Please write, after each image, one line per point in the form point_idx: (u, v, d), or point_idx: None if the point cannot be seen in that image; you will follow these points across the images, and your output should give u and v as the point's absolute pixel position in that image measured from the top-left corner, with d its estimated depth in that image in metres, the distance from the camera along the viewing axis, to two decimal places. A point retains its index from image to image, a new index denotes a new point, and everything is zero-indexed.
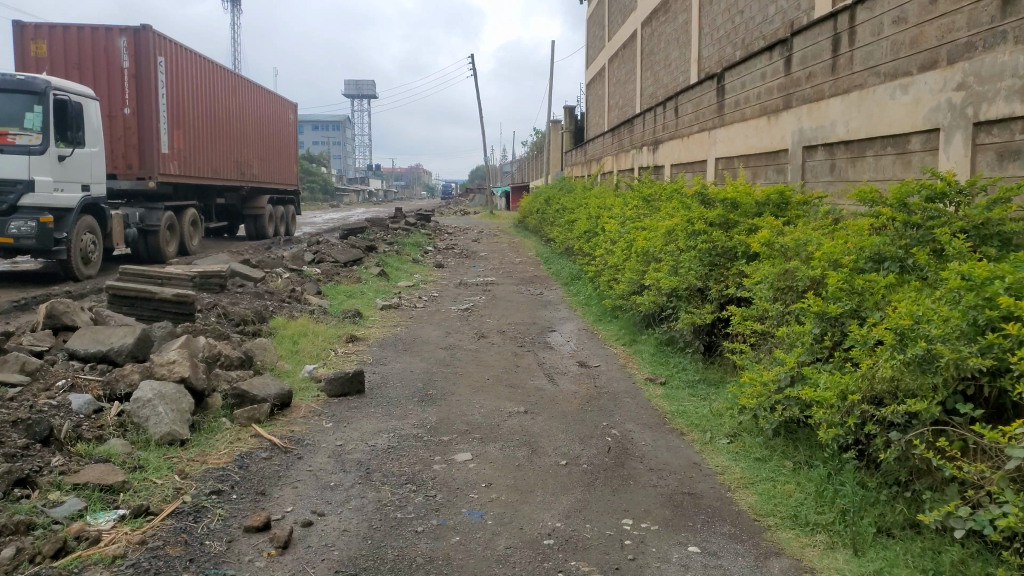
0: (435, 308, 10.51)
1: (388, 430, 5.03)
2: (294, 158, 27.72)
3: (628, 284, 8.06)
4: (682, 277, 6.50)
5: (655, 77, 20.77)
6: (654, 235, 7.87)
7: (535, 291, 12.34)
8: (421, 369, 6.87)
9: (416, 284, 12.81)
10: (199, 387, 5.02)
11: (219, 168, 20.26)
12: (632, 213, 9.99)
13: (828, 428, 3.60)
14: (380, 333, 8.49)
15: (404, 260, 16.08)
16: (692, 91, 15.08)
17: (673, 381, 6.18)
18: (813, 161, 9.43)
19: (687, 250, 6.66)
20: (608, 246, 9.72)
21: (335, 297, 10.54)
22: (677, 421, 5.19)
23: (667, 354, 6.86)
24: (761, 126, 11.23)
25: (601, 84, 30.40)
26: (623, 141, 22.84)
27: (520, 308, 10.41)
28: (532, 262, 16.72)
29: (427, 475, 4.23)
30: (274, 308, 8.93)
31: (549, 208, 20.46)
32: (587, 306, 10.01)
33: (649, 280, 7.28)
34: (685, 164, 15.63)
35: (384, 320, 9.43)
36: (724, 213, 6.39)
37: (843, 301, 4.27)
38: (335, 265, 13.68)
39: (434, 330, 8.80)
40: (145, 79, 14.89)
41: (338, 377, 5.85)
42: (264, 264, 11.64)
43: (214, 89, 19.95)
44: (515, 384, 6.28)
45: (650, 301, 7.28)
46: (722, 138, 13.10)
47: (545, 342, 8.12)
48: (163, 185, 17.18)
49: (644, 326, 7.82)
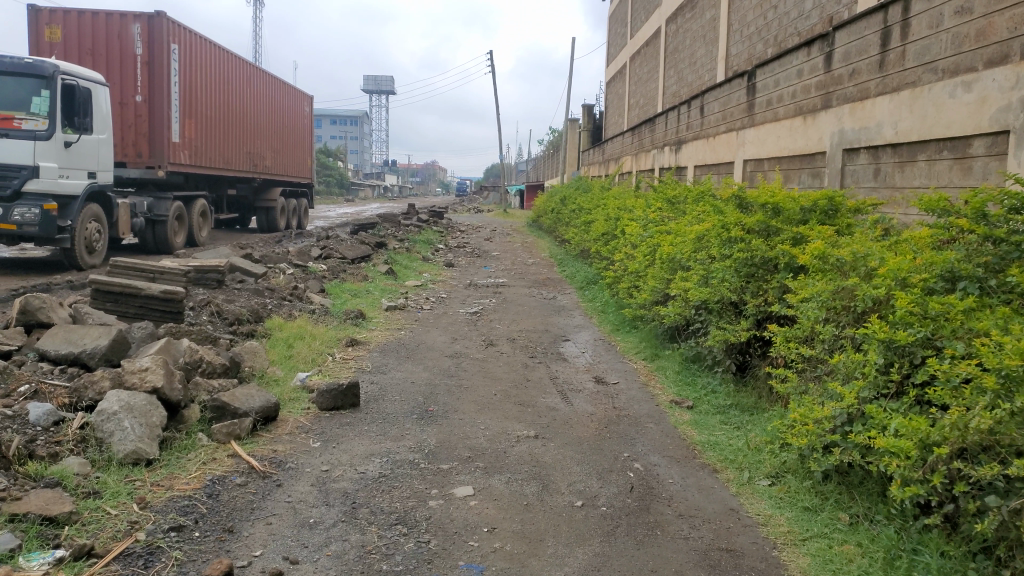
0: (443, 311, 9.94)
1: (380, 454, 4.45)
2: (309, 151, 27.26)
3: (651, 293, 7.51)
4: (716, 290, 5.98)
5: (678, 76, 20.12)
6: (681, 242, 7.31)
7: (549, 295, 11.74)
8: (425, 380, 6.30)
9: (424, 284, 12.24)
10: (174, 399, 4.38)
11: (231, 158, 19.83)
12: (656, 216, 9.44)
13: (902, 483, 3.18)
14: (383, 338, 7.92)
15: (414, 257, 15.53)
16: (719, 89, 14.42)
17: (702, 405, 5.64)
18: (854, 165, 8.84)
19: (721, 259, 6.12)
20: (629, 251, 9.14)
21: (339, 295, 9.98)
22: (708, 455, 4.65)
23: (696, 373, 6.34)
24: (796, 126, 10.59)
25: (622, 83, 29.76)
26: (643, 141, 22.19)
27: (532, 314, 9.81)
28: (546, 263, 16.12)
29: (421, 515, 3.65)
30: (273, 307, 8.38)
31: (565, 208, 19.86)
32: (603, 313, 9.43)
33: (675, 291, 6.75)
34: (709, 166, 14.99)
35: (388, 322, 8.86)
36: (765, 219, 5.79)
37: (914, 327, 3.73)
38: (342, 261, 13.15)
39: (440, 335, 8.23)
40: (159, 66, 14.42)
41: (330, 389, 5.28)
42: (266, 258, 11.10)
43: (229, 78, 19.51)
44: (526, 402, 5.69)
45: (677, 313, 6.75)
46: (751, 140, 12.48)
47: (558, 354, 7.54)
48: (174, 174, 16.75)
49: (667, 339, 7.28)
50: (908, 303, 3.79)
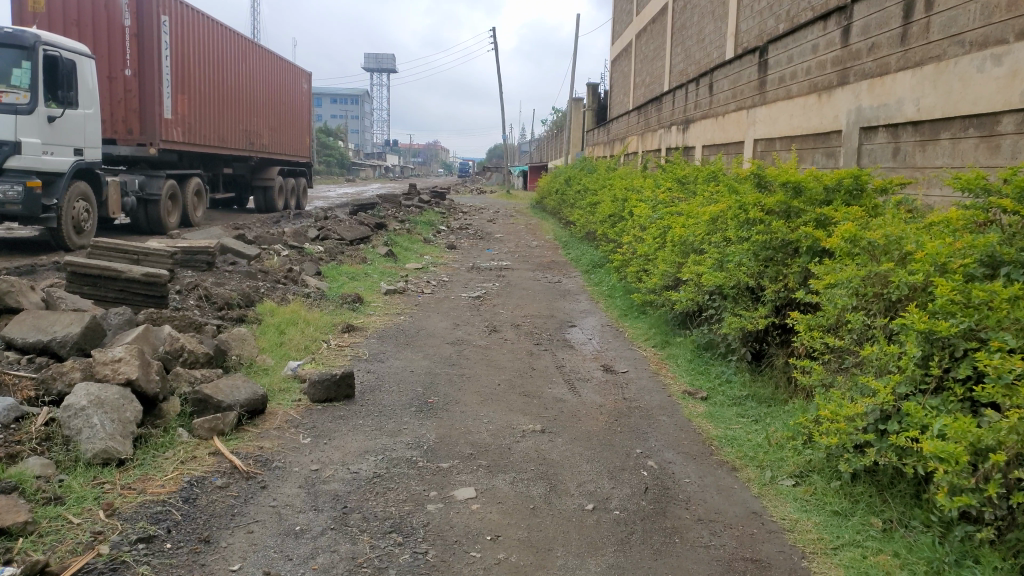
0: (444, 294, 9.62)
1: (375, 452, 4.16)
2: (308, 130, 26.81)
3: (661, 277, 7.15)
4: (732, 274, 5.63)
5: (686, 53, 19.61)
6: (693, 223, 6.94)
7: (554, 278, 11.41)
8: (425, 369, 5.99)
9: (425, 267, 11.90)
10: (150, 393, 4.14)
11: (227, 137, 19.43)
12: (665, 197, 9.07)
13: (950, 491, 2.84)
14: (381, 323, 7.61)
15: (415, 239, 15.18)
16: (729, 66, 13.96)
17: (718, 397, 5.31)
18: (871, 145, 8.45)
19: (738, 242, 5.76)
20: (638, 233, 8.77)
21: (336, 279, 9.66)
22: (726, 451, 4.31)
23: (710, 362, 6.00)
24: (810, 104, 10.17)
25: (627, 62, 29.23)
26: (649, 121, 21.72)
27: (536, 299, 9.48)
28: (550, 246, 15.77)
29: (418, 521, 3.35)
30: (266, 291, 8.06)
31: (569, 189, 19.46)
32: (610, 298, 9.08)
33: (688, 274, 6.39)
34: (718, 146, 14.56)
35: (386, 306, 8.54)
36: (785, 200, 5.41)
37: (956, 317, 3.35)
38: (341, 243, 12.81)
39: (441, 320, 7.91)
40: (149, 40, 14.21)
41: (322, 379, 4.97)
42: (261, 240, 10.76)
43: (223, 54, 19.13)
44: (531, 393, 5.38)
45: (688, 298, 6.40)
46: (762, 118, 12.07)
47: (564, 340, 7.21)
48: (167, 152, 16.39)
49: (679, 326, 6.94)
50: (949, 289, 3.39)
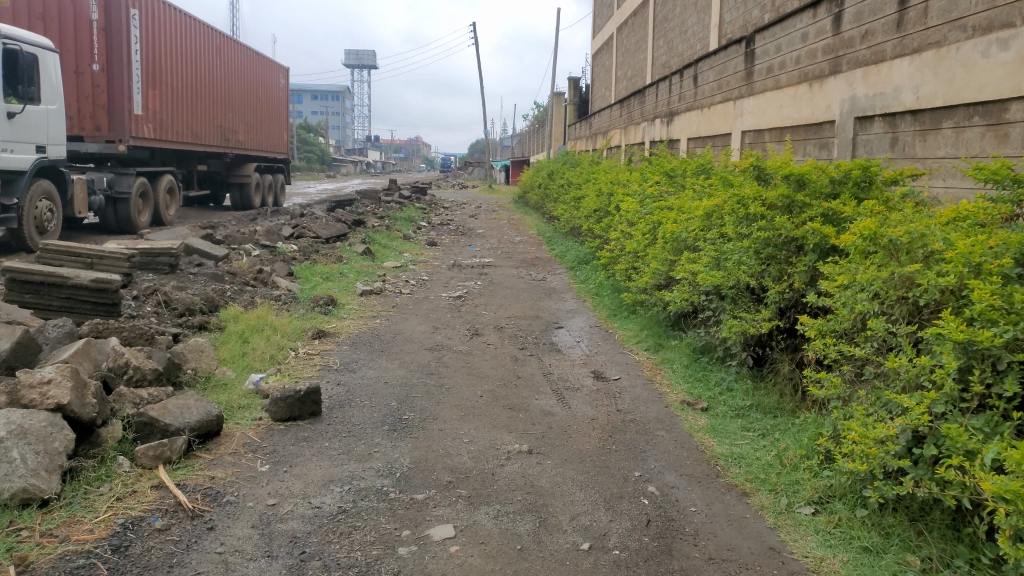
0: (424, 295, 9.13)
1: (340, 481, 3.69)
2: (286, 125, 26.13)
3: (653, 275, 6.72)
4: (731, 275, 5.21)
5: (669, 45, 19.19)
6: (686, 218, 6.51)
7: (539, 275, 10.96)
8: (400, 379, 5.52)
9: (404, 265, 11.40)
10: (85, 419, 3.62)
11: (200, 133, 18.77)
12: (653, 190, 8.64)
13: (1010, 535, 2.42)
14: (355, 328, 7.12)
15: (394, 236, 14.67)
16: (714, 57, 13.54)
17: (719, 408, 4.89)
18: (867, 135, 8.05)
19: (736, 239, 5.33)
20: (626, 229, 8.32)
21: (309, 279, 9.14)
22: (734, 473, 3.87)
23: (709, 368, 5.59)
24: (801, 94, 9.75)
25: (609, 54, 28.80)
26: (633, 113, 21.30)
27: (521, 298, 9.03)
28: (534, 241, 15.32)
29: (387, 568, 2.90)
30: (232, 295, 7.54)
31: (553, 183, 19.02)
32: (598, 297, 8.65)
33: (683, 273, 5.96)
34: (704, 138, 14.15)
35: (362, 309, 8.05)
36: (788, 193, 4.97)
37: (998, 325, 2.90)
38: (316, 241, 12.28)
39: (419, 323, 7.43)
40: (117, 34, 13.48)
41: (285, 397, 4.48)
42: (230, 239, 10.22)
43: (198, 48, 18.47)
44: (517, 406, 4.94)
45: (682, 299, 5.98)
46: (750, 109, 11.65)
47: (551, 344, 6.76)
48: (138, 148, 15.75)
49: (672, 328, 6.53)
50: (987, 293, 2.94)
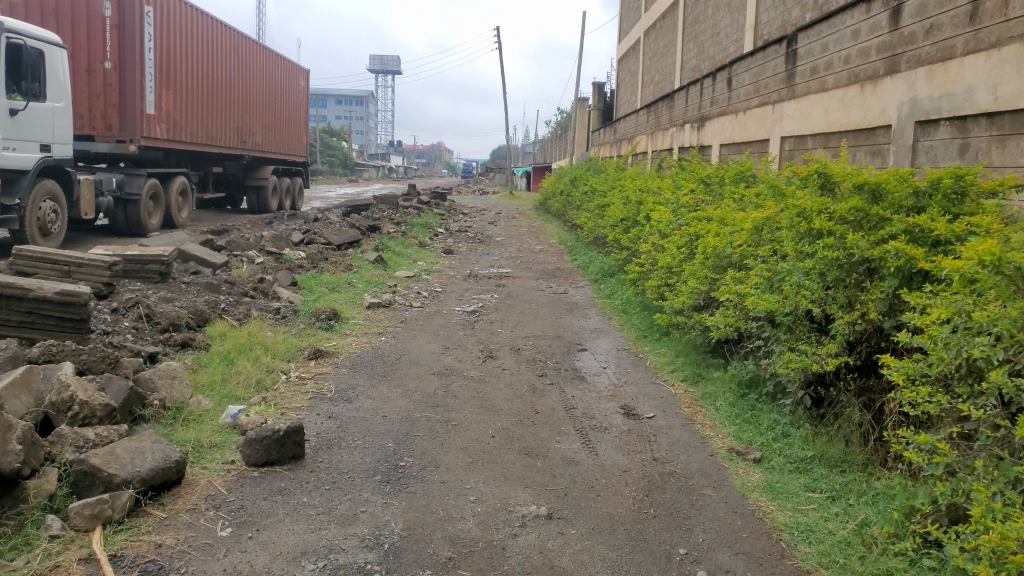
0: (435, 308, 8.43)
1: (315, 553, 3.01)
2: (305, 127, 25.65)
3: (692, 295, 6.00)
4: (792, 301, 4.51)
5: (699, 48, 18.43)
6: (730, 230, 5.78)
7: (560, 288, 10.24)
8: (402, 412, 4.81)
9: (418, 274, 10.73)
10: (6, 471, 2.92)
11: (216, 134, 18.32)
12: (689, 199, 7.92)
13: None
14: (357, 347, 6.43)
15: (409, 243, 14.01)
16: (751, 58, 12.76)
17: (777, 459, 4.22)
18: (931, 140, 7.28)
19: (797, 258, 4.61)
20: (658, 241, 7.60)
21: (313, 290, 8.50)
22: (803, 553, 3.23)
23: (759, 406, 4.91)
24: (851, 96, 8.97)
25: (635, 58, 28.07)
26: (660, 119, 20.53)
27: (540, 315, 8.30)
28: (555, 250, 14.60)
29: None
30: (227, 307, 6.90)
31: (576, 189, 18.30)
32: (626, 314, 7.94)
33: (731, 295, 5.25)
34: (738, 144, 13.36)
35: (367, 324, 7.37)
36: (862, 205, 4.25)
37: None
38: (327, 247, 11.66)
39: (428, 342, 6.74)
40: (130, 28, 13.16)
41: (260, 438, 3.79)
42: (232, 245, 9.62)
43: (214, 47, 17.99)
44: (534, 452, 4.21)
45: (725, 323, 5.29)
46: (791, 113, 10.87)
47: (574, 370, 6.01)
48: (150, 149, 15.34)
49: (711, 355, 5.84)
50: None
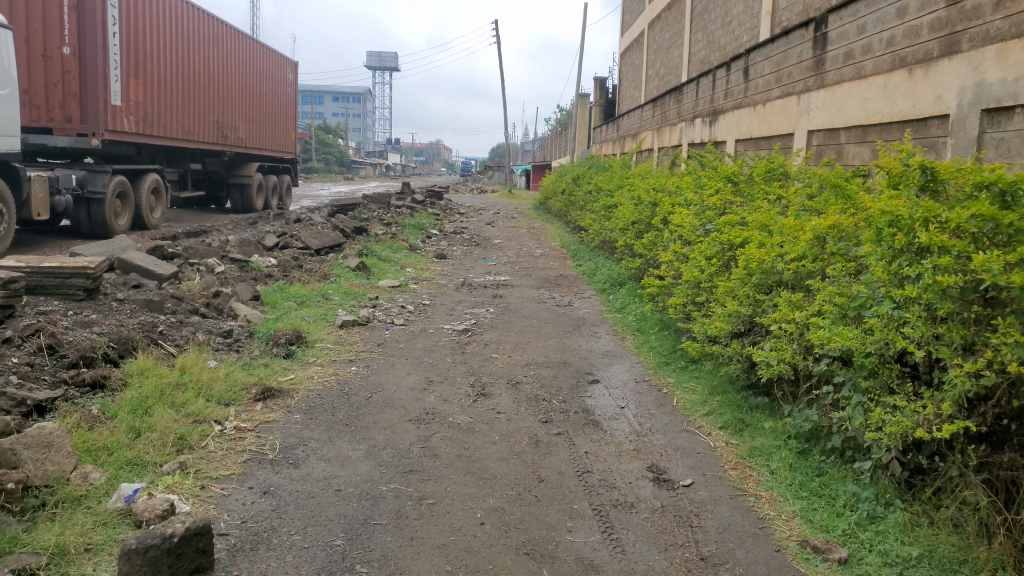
0: (421, 326, 7.26)
1: None
2: (293, 123, 24.41)
3: (731, 319, 4.80)
4: (885, 338, 3.29)
5: (709, 38, 17.19)
6: (782, 239, 4.57)
7: (563, 299, 9.10)
8: (361, 484, 3.63)
9: (404, 284, 9.56)
10: None
11: (193, 128, 17.12)
12: (717, 199, 6.72)
13: None
14: (318, 382, 5.27)
15: (398, 246, 12.84)
16: (771, 45, 11.27)
17: (871, 561, 3.03)
18: (1004, 132, 5.84)
19: (889, 281, 3.38)
20: (680, 249, 6.42)
21: (278, 305, 7.35)
22: None
23: (828, 469, 3.71)
24: (895, 82, 7.46)
25: (638, 52, 26.96)
26: (667, 113, 19.31)
27: (543, 333, 7.13)
28: (556, 254, 13.46)
29: None
30: (164, 330, 5.75)
31: (578, 188, 17.16)
32: (642, 335, 6.76)
33: (789, 325, 4.05)
34: (756, 140, 11.83)
35: (338, 350, 6.21)
36: (991, 213, 3.01)
37: None
38: (303, 253, 10.50)
39: (407, 373, 5.57)
40: (90, 37, 11.80)
41: (145, 549, 2.63)
42: (191, 252, 8.48)
43: (190, 35, 16.81)
44: (538, 551, 3.06)
45: (778, 360, 4.09)
46: (820, 104, 9.32)
47: (586, 413, 4.81)
48: (119, 144, 14.19)
49: (755, 396, 4.67)
50: None
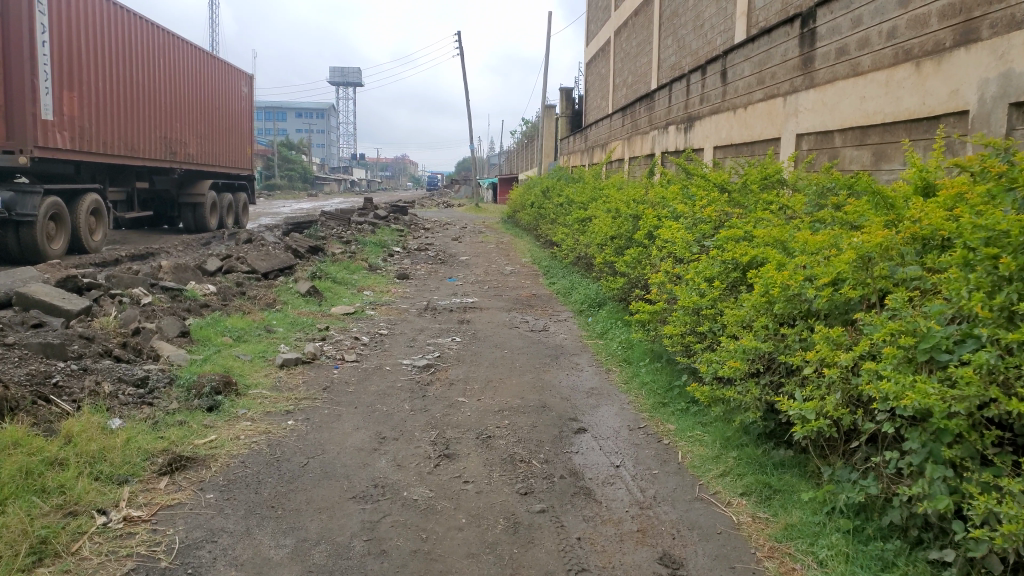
0: (376, 363, 6.30)
1: None
2: (249, 138, 23.31)
3: (745, 358, 3.93)
4: (983, 397, 2.48)
5: (679, 43, 16.54)
6: (808, 260, 3.73)
7: (537, 323, 8.24)
8: None
9: (361, 310, 8.60)
10: None
11: (138, 144, 15.91)
12: (712, 209, 5.90)
13: None
14: (244, 444, 4.29)
15: (356, 266, 11.84)
16: (751, 44, 10.51)
17: None
18: None
19: (988, 318, 2.61)
20: (672, 269, 5.57)
21: (209, 343, 6.33)
22: None
23: (893, 562, 2.81)
24: (900, 78, 6.67)
25: (604, 62, 26.39)
26: (637, 122, 18.63)
27: (516, 367, 6.23)
28: (528, 272, 12.60)
29: None
30: (59, 381, 4.68)
31: (548, 201, 16.34)
32: (631, 369, 5.89)
33: (834, 371, 3.18)
34: (737, 146, 11.10)
35: (275, 398, 5.22)
36: None
37: None
38: (249, 277, 9.47)
39: (354, 427, 4.60)
40: (14, 45, 10.58)
41: None
42: (113, 282, 7.41)
43: (135, 44, 15.67)
44: None
45: (816, 414, 3.22)
46: (809, 105, 8.53)
47: (575, 477, 3.91)
48: (52, 162, 12.98)
49: (779, 453, 3.82)
50: None
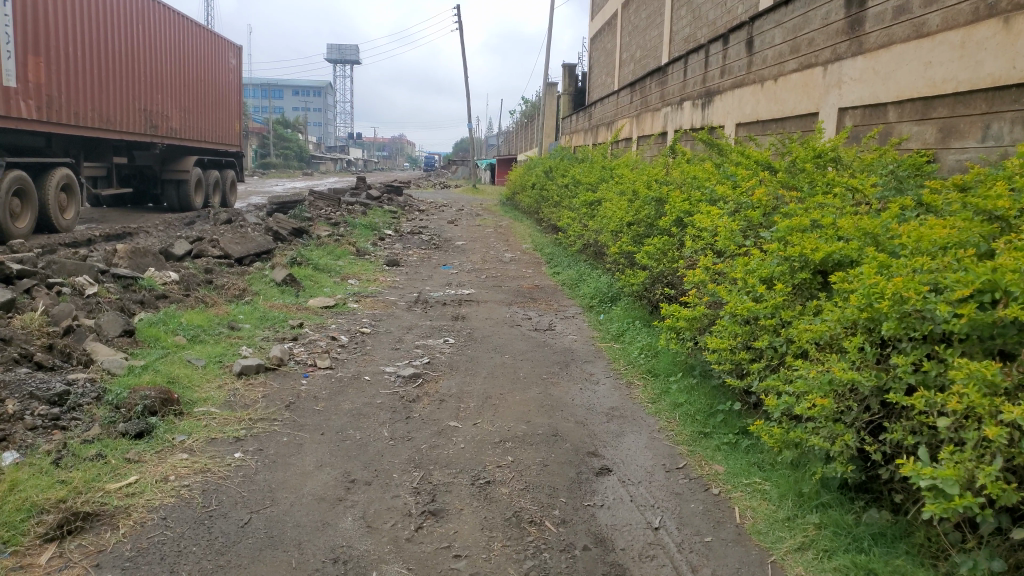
0: (354, 371, 5.30)
1: None
2: (237, 113, 22.18)
3: (833, 393, 2.92)
4: None
5: (695, 13, 15.39)
6: (927, 264, 2.74)
7: (542, 320, 7.24)
8: None
9: (342, 303, 7.59)
10: None
11: (116, 118, 14.80)
12: (759, 190, 4.90)
13: None
14: (172, 490, 3.30)
15: (342, 251, 10.82)
16: (783, 8, 9.43)
17: None
18: None
19: None
20: (712, 267, 4.57)
21: (157, 345, 5.33)
22: None
23: None
24: (979, 39, 5.64)
25: (610, 37, 25.18)
26: (647, 99, 17.53)
27: (520, 378, 5.24)
28: (530, 259, 11.58)
29: None
30: None
31: (551, 183, 15.32)
32: (658, 384, 4.90)
33: (994, 431, 2.18)
34: (765, 124, 10.07)
35: (224, 419, 4.23)
36: None
37: None
38: (220, 263, 8.45)
39: (315, 466, 3.60)
40: None
41: None
42: (55, 268, 6.40)
43: (111, 8, 14.49)
44: None
45: (960, 487, 2.22)
46: (856, 74, 7.50)
47: (604, 548, 2.93)
48: (14, 134, 11.90)
49: (875, 520, 2.86)
50: None
